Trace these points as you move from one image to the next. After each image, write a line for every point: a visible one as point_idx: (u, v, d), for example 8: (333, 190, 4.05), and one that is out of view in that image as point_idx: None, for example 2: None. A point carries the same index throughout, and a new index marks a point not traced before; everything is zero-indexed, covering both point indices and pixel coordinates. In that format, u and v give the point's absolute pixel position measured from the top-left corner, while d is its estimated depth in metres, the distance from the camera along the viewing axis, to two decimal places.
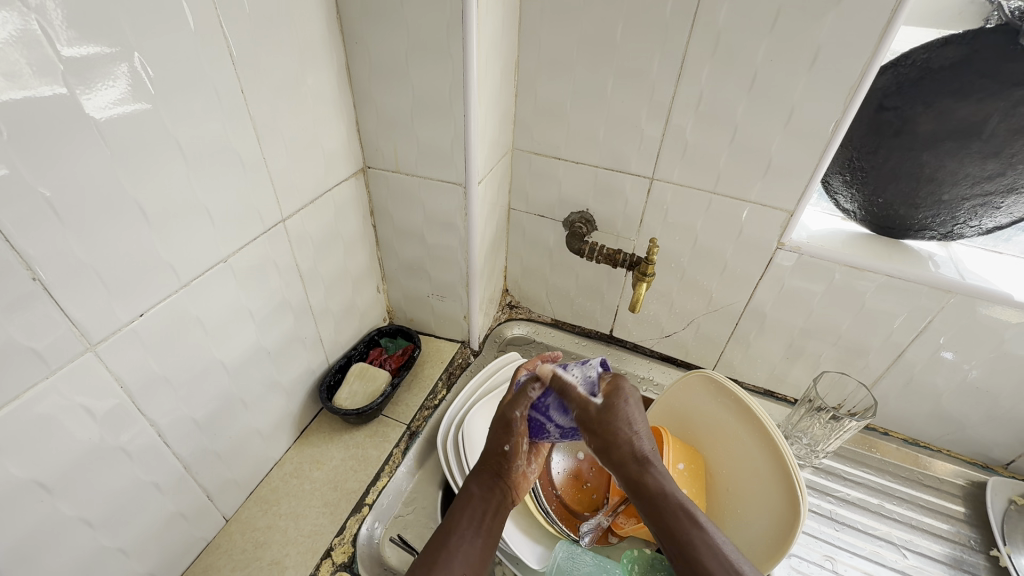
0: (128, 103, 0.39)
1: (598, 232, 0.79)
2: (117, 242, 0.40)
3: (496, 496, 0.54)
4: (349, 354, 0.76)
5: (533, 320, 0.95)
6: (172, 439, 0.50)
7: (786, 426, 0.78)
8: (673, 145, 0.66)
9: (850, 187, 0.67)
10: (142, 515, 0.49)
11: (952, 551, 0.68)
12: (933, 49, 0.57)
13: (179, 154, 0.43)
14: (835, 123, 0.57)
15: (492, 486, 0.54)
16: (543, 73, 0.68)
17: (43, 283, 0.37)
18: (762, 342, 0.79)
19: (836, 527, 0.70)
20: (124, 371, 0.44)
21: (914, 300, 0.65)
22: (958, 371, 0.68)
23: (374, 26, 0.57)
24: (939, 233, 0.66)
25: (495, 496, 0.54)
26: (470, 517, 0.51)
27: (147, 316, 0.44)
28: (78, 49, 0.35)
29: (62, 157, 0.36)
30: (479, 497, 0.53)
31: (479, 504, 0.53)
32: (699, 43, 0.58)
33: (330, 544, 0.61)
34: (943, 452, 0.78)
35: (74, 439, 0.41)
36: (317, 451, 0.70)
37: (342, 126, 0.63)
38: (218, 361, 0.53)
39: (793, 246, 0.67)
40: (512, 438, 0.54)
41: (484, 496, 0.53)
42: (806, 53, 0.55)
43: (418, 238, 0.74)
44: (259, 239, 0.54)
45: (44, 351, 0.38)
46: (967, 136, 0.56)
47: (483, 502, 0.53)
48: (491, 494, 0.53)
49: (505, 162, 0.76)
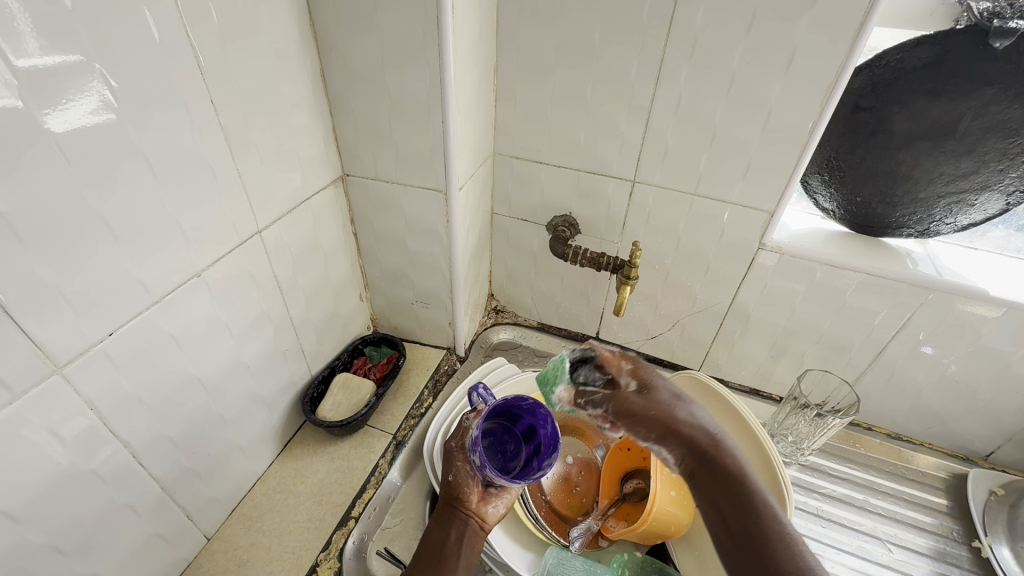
0: (89, 115, 0.37)
1: (581, 235, 0.79)
2: (84, 260, 0.39)
3: (457, 526, 0.54)
4: (332, 364, 0.75)
5: (519, 324, 0.94)
6: (148, 460, 0.49)
7: (772, 424, 0.78)
8: (653, 147, 0.66)
9: (828, 186, 0.68)
10: (117, 539, 0.48)
11: (935, 543, 0.69)
12: (906, 49, 0.57)
13: (145, 165, 0.42)
14: (812, 124, 0.58)
15: (449, 517, 0.55)
16: (523, 78, 0.67)
17: (4, 306, 0.35)
18: (747, 342, 0.79)
19: (822, 523, 0.71)
20: (93, 393, 0.42)
21: (893, 297, 0.66)
22: (937, 366, 0.69)
23: (349, 33, 0.56)
24: (916, 230, 0.67)
25: (457, 526, 0.54)
26: (431, 546, 0.52)
27: (117, 335, 0.43)
28: (34, 61, 0.34)
29: (17, 173, 0.34)
30: (438, 529, 0.54)
31: (438, 535, 0.53)
32: (678, 46, 0.58)
33: (315, 560, 0.60)
34: (926, 445, 0.79)
35: (43, 464, 0.40)
36: (301, 464, 0.69)
37: (318, 134, 0.62)
38: (194, 378, 0.52)
39: (774, 246, 0.68)
40: (455, 467, 0.58)
41: (444, 526, 0.54)
42: (783, 55, 0.55)
43: (400, 245, 0.73)
44: (234, 251, 0.53)
45: (7, 375, 0.36)
46: (941, 134, 0.57)
47: (443, 533, 0.53)
48: (450, 526, 0.54)
49: (487, 167, 0.76)
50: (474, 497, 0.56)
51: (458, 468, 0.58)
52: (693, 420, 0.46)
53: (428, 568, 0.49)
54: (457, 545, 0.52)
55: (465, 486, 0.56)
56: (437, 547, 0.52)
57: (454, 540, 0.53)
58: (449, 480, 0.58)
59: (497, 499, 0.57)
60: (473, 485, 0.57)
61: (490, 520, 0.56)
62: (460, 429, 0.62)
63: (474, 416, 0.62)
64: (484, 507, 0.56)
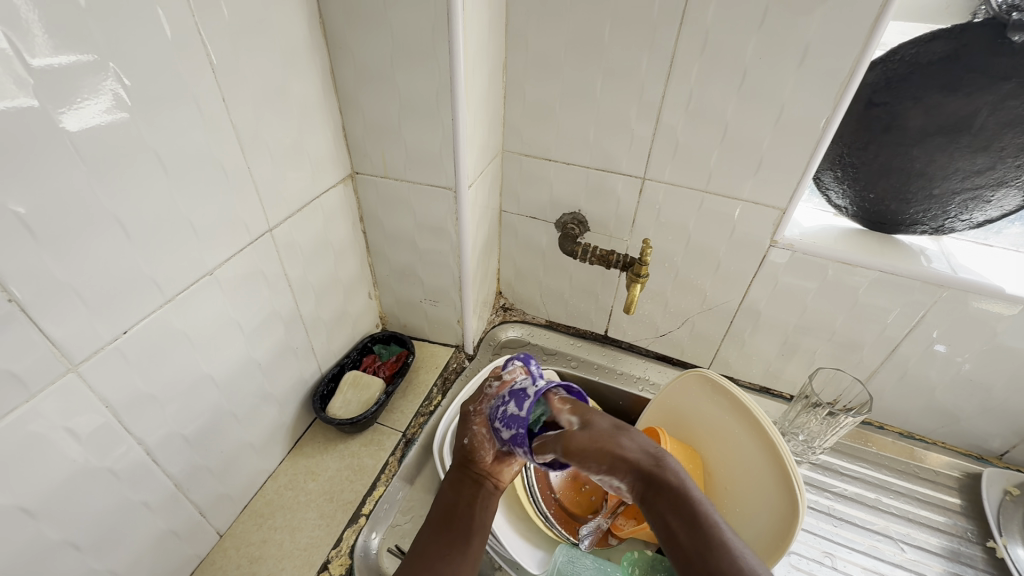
0: (103, 115, 0.37)
1: (590, 233, 0.78)
2: (100, 259, 0.40)
3: (470, 488, 0.55)
4: (342, 362, 0.75)
5: (527, 322, 0.94)
6: (162, 457, 0.49)
7: (783, 423, 0.77)
8: (663, 144, 0.66)
9: (840, 183, 0.67)
10: (132, 535, 0.48)
11: (949, 543, 0.68)
12: (921, 43, 0.56)
13: (159, 165, 0.42)
14: (826, 121, 0.57)
15: (461, 479, 0.56)
16: (532, 75, 0.67)
17: (20, 304, 0.35)
18: (757, 340, 0.79)
19: (834, 523, 0.70)
20: (108, 390, 0.42)
21: (907, 295, 0.65)
22: (951, 364, 0.69)
23: (358, 30, 0.56)
24: (931, 227, 0.66)
25: (468, 488, 0.55)
26: (446, 509, 0.53)
27: (131, 334, 0.43)
28: (50, 60, 0.34)
29: (36, 174, 0.34)
30: (451, 493, 0.55)
31: (453, 499, 0.54)
32: (689, 41, 0.58)
33: (327, 557, 0.60)
34: (939, 444, 0.78)
35: (59, 461, 0.40)
36: (311, 461, 0.69)
37: (328, 132, 0.62)
38: (207, 375, 0.52)
39: (786, 243, 0.67)
40: (471, 430, 0.58)
41: (457, 489, 0.55)
42: (796, 50, 0.54)
43: (409, 243, 0.73)
44: (246, 250, 0.53)
45: (24, 373, 0.37)
46: (956, 130, 0.57)
47: (455, 494, 0.55)
48: (463, 486, 0.55)
49: (495, 165, 0.76)
50: (489, 459, 0.57)
51: (474, 431, 0.58)
52: (615, 444, 0.49)
53: (447, 537, 0.50)
54: (470, 507, 0.54)
55: (481, 447, 0.57)
56: (455, 511, 0.53)
57: (467, 502, 0.54)
58: (463, 443, 0.58)
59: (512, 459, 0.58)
60: (488, 449, 0.57)
61: (504, 478, 0.57)
62: (478, 394, 0.61)
63: (498, 384, 0.60)
64: (495, 468, 0.57)
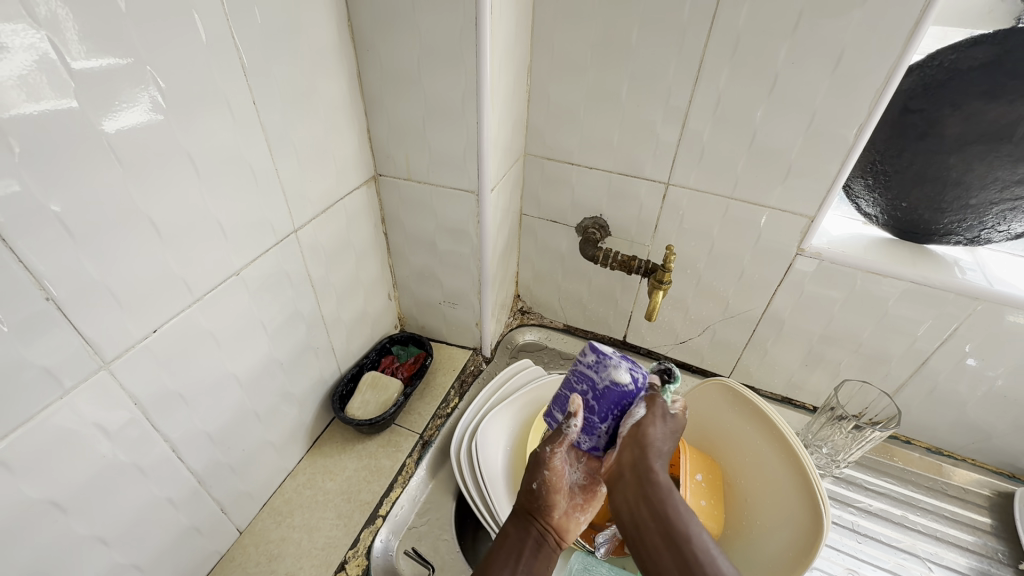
0: (141, 119, 0.38)
1: (611, 238, 0.78)
2: (132, 258, 0.40)
3: (534, 537, 0.48)
4: (360, 363, 0.76)
5: (545, 326, 0.93)
6: (186, 454, 0.50)
7: (805, 435, 0.76)
8: (689, 150, 0.65)
9: (872, 191, 0.65)
10: (156, 530, 0.49)
11: (978, 563, 0.66)
12: (961, 49, 0.55)
13: (190, 166, 0.43)
14: (859, 128, 0.56)
15: (527, 525, 0.49)
16: (557, 78, 0.67)
17: (56, 302, 0.36)
18: (779, 349, 0.77)
19: (859, 539, 0.68)
20: (136, 388, 0.43)
21: (939, 307, 0.63)
22: (983, 379, 0.67)
23: (386, 34, 0.56)
24: (966, 238, 0.64)
25: (534, 535, 0.48)
26: (508, 553, 0.46)
27: (160, 332, 0.44)
28: (91, 62, 0.34)
29: (75, 176, 0.35)
30: (516, 536, 0.48)
31: (516, 540, 0.48)
32: (719, 45, 0.57)
33: (344, 557, 0.60)
34: (968, 461, 0.76)
35: (88, 457, 0.41)
36: (329, 461, 0.70)
37: (353, 133, 0.62)
38: (231, 374, 0.53)
39: (814, 251, 0.66)
40: (540, 474, 0.50)
41: (522, 535, 0.48)
42: (830, 56, 0.53)
43: (430, 245, 0.73)
44: (272, 249, 0.54)
45: (57, 369, 0.37)
46: (996, 138, 0.55)
47: (519, 540, 0.48)
48: (529, 528, 0.49)
49: (518, 169, 0.75)
50: (559, 511, 0.50)
51: (544, 476, 0.50)
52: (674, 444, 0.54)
53: None
54: (531, 557, 0.46)
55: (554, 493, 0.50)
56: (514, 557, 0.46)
57: (529, 552, 0.47)
58: (531, 488, 0.51)
59: (581, 512, 0.51)
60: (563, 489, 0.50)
61: (568, 536, 0.50)
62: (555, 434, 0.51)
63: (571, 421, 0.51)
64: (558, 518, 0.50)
